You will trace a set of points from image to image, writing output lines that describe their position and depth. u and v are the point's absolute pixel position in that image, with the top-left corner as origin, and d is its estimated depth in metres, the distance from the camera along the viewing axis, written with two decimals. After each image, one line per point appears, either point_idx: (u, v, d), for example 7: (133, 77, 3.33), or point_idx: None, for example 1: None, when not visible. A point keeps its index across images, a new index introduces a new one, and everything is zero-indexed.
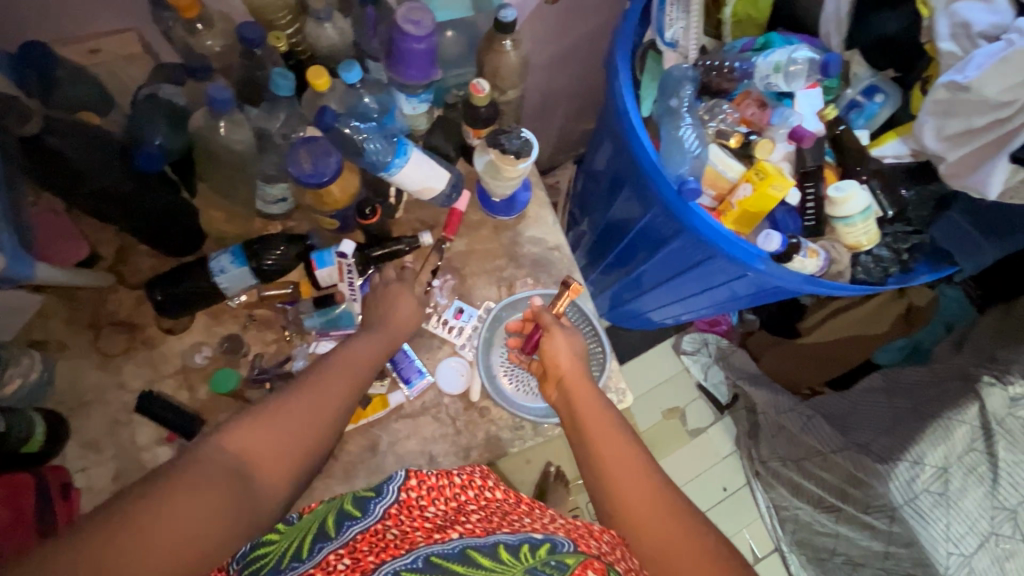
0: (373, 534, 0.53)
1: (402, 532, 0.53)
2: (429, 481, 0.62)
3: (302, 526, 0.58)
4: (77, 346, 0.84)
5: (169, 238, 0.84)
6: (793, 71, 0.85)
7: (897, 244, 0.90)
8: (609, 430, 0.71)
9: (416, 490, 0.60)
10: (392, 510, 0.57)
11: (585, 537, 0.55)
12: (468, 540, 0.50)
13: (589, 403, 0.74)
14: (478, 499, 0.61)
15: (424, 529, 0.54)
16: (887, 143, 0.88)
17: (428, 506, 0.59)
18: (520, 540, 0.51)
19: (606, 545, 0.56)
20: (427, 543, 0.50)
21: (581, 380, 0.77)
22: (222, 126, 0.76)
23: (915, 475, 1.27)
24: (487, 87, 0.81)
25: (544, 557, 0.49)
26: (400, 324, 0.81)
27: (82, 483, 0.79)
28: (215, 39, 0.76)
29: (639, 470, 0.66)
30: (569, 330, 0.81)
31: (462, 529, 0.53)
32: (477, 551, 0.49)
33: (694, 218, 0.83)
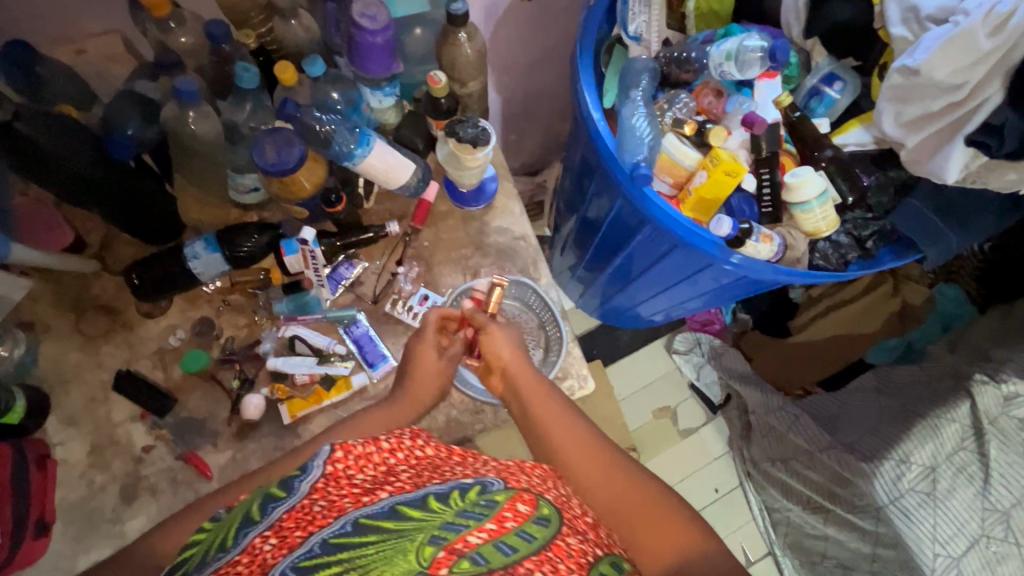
0: (299, 511, 0.46)
1: (331, 503, 0.46)
2: (357, 450, 0.53)
3: (234, 514, 0.48)
4: (60, 327, 0.89)
5: (146, 226, 0.88)
6: (745, 59, 0.85)
7: (857, 231, 0.90)
8: (555, 411, 0.74)
9: (343, 462, 0.51)
10: (320, 483, 0.49)
11: (515, 473, 0.54)
12: (398, 497, 0.47)
13: (533, 390, 0.76)
14: (409, 459, 0.55)
15: (353, 495, 0.48)
16: (849, 130, 0.88)
17: (358, 474, 0.51)
18: (449, 487, 0.48)
19: (537, 478, 0.55)
20: (357, 507, 0.46)
21: (523, 370, 0.78)
22: (190, 116, 0.81)
23: (901, 474, 1.23)
24: (445, 78, 0.84)
25: (474, 499, 0.47)
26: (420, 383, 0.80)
27: (59, 455, 0.83)
28: (187, 36, 0.81)
29: (587, 440, 0.71)
30: (505, 325, 0.82)
31: (391, 488, 0.48)
32: (407, 506, 0.45)
33: (648, 204, 0.84)
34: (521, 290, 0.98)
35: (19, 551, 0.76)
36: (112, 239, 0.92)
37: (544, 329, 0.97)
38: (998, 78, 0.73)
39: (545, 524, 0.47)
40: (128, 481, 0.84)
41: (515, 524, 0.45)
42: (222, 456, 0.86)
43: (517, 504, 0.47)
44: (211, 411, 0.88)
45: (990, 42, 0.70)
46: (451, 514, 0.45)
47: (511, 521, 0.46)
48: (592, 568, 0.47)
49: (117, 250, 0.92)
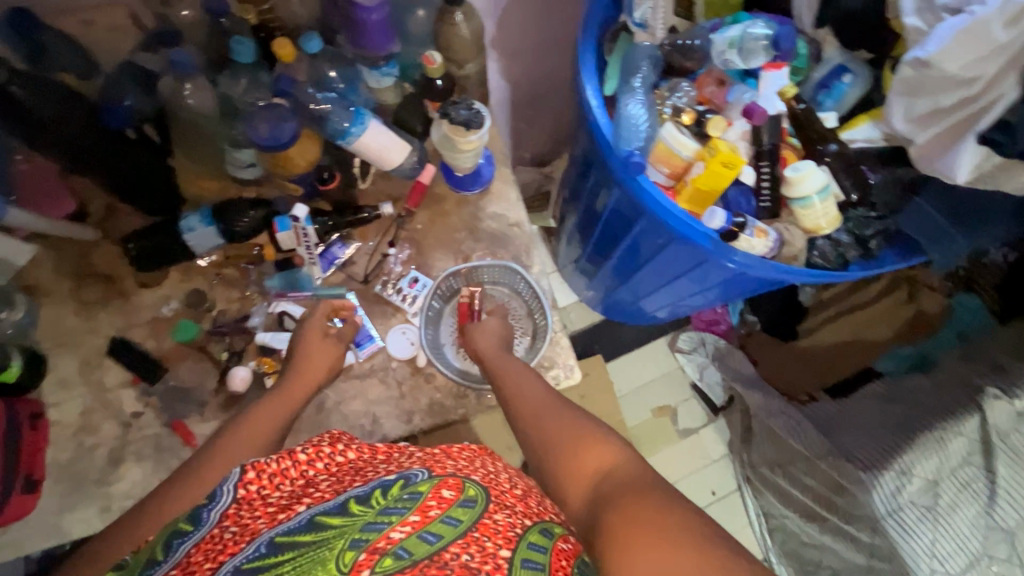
0: (209, 541, 0.47)
1: (242, 528, 0.47)
2: (269, 468, 0.52)
3: (139, 558, 0.49)
4: (59, 293, 0.91)
5: (145, 196, 0.89)
6: (749, 48, 0.84)
7: (859, 230, 0.86)
8: (514, 372, 0.80)
9: (257, 482, 0.51)
10: (231, 509, 0.49)
11: (439, 459, 0.52)
12: (316, 508, 0.47)
13: (498, 359, 0.84)
14: (328, 467, 0.55)
15: (267, 515, 0.48)
16: (858, 126, 0.84)
17: (274, 492, 0.51)
18: (371, 487, 0.48)
19: (462, 460, 0.53)
20: (271, 527, 0.46)
21: (495, 352, 0.85)
22: (188, 89, 0.82)
23: (901, 485, 1.21)
24: (440, 59, 0.83)
25: (396, 494, 0.47)
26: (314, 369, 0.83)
27: (53, 416, 0.86)
28: (187, 9, 0.82)
29: (537, 388, 0.75)
30: (483, 323, 0.90)
31: (309, 500, 0.49)
32: (326, 516, 0.46)
33: (643, 194, 0.83)
34: (510, 276, 0.97)
35: (8, 504, 0.79)
36: (112, 209, 0.94)
37: (533, 317, 0.96)
38: (1013, 72, 0.69)
39: (472, 506, 0.47)
40: (116, 445, 0.86)
41: (439, 511, 0.46)
42: (207, 426, 0.87)
43: (441, 490, 0.47)
44: (199, 381, 0.89)
45: (1006, 34, 0.66)
46: (371, 515, 0.45)
47: (436, 508, 0.46)
48: (522, 539, 0.46)
49: (118, 221, 0.94)
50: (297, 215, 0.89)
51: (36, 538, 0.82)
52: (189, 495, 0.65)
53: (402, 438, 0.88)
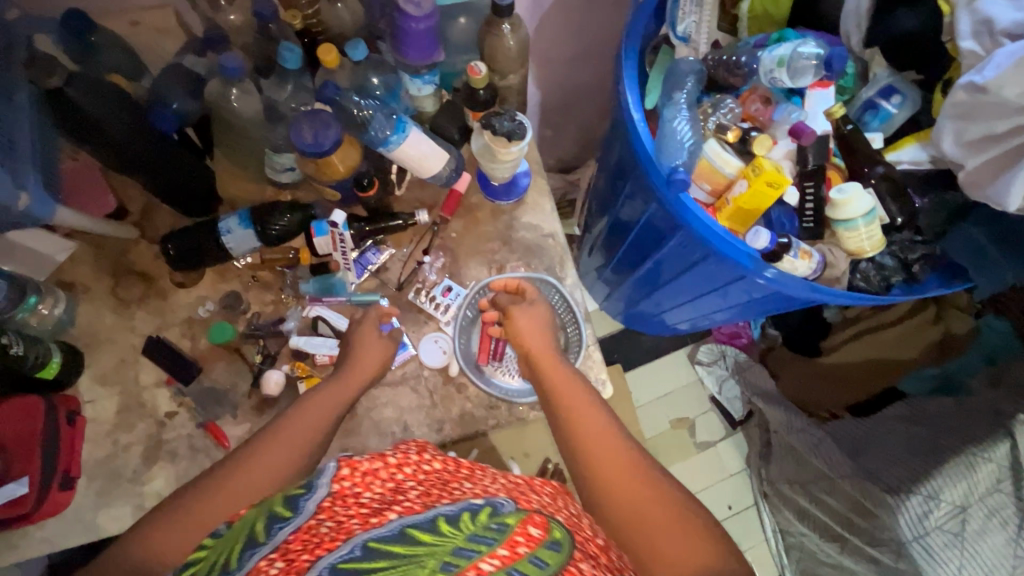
0: (307, 531, 0.48)
1: (338, 524, 0.48)
2: (362, 467, 0.55)
3: (236, 534, 0.51)
4: (97, 290, 0.92)
5: (184, 198, 0.90)
6: (799, 67, 0.81)
7: (904, 254, 0.84)
8: (574, 391, 0.74)
9: (350, 479, 0.54)
10: (325, 503, 0.51)
11: (525, 493, 0.56)
12: (406, 519, 0.47)
13: (555, 369, 0.78)
14: (416, 474, 0.56)
15: (360, 515, 0.49)
16: (904, 147, 0.83)
17: (364, 492, 0.53)
18: (460, 509, 0.49)
19: (546, 497, 0.57)
20: (365, 530, 0.47)
21: (545, 351, 0.80)
22: (234, 94, 0.83)
23: (929, 510, 1.18)
24: (485, 70, 0.84)
25: (484, 522, 0.47)
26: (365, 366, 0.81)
27: (88, 413, 0.86)
28: (236, 13, 0.82)
29: (605, 423, 0.70)
30: (526, 306, 0.85)
31: (400, 508, 0.49)
32: (416, 529, 0.46)
33: (683, 210, 0.82)
34: (543, 287, 0.95)
35: (46, 501, 0.79)
36: (152, 208, 0.95)
37: (564, 330, 0.94)
38: None
39: (558, 549, 0.47)
40: (150, 444, 0.86)
41: (527, 549, 0.45)
42: (240, 428, 0.88)
43: (528, 526, 0.47)
44: (232, 383, 0.90)
45: None
46: (460, 539, 0.45)
47: (524, 546, 0.45)
48: None
49: (157, 220, 0.95)
50: (337, 220, 0.89)
51: (69, 534, 0.82)
52: (259, 459, 0.68)
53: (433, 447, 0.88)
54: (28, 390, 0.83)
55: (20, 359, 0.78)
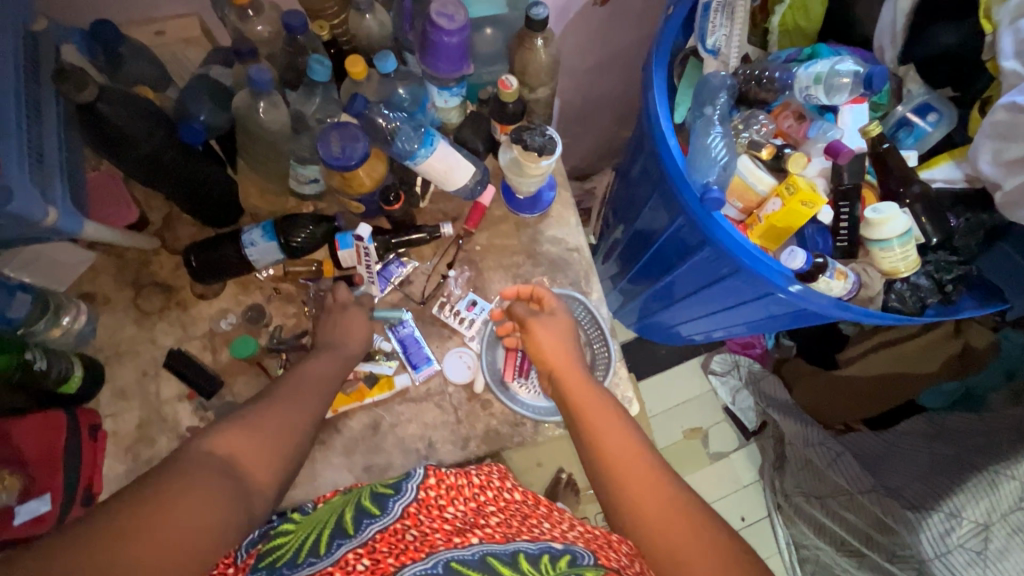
0: (392, 534, 0.55)
1: (423, 534, 0.55)
2: (448, 480, 0.64)
3: (320, 521, 0.60)
4: (118, 301, 0.91)
5: (206, 210, 0.88)
6: (836, 84, 0.80)
7: (939, 274, 0.83)
8: (599, 407, 0.73)
9: (435, 489, 0.62)
10: (411, 509, 0.59)
11: (604, 547, 0.58)
12: (488, 547, 0.52)
13: (579, 387, 0.76)
14: (497, 499, 0.64)
15: (444, 532, 0.55)
16: (938, 165, 0.83)
17: (448, 506, 0.61)
18: (539, 550, 0.53)
19: (624, 557, 0.59)
20: (449, 547, 0.52)
21: (569, 367, 0.79)
22: (261, 106, 0.80)
23: (950, 528, 1.16)
24: (516, 84, 0.82)
25: (563, 569, 0.51)
26: (354, 340, 0.82)
27: (109, 426, 0.85)
28: (264, 25, 0.82)
29: (628, 441, 0.68)
30: (547, 320, 0.84)
31: (481, 534, 0.55)
32: (496, 559, 0.51)
33: (716, 228, 0.80)
34: (568, 302, 0.94)
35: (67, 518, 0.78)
36: (173, 218, 0.94)
37: (590, 346, 0.93)
38: None
39: None
40: None
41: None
42: None
43: None
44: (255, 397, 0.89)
45: None
46: None
47: None
48: None
49: (178, 230, 0.94)
50: (360, 233, 0.87)
51: None
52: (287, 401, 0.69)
53: (458, 464, 0.87)
54: (49, 404, 0.82)
55: (44, 374, 0.77)
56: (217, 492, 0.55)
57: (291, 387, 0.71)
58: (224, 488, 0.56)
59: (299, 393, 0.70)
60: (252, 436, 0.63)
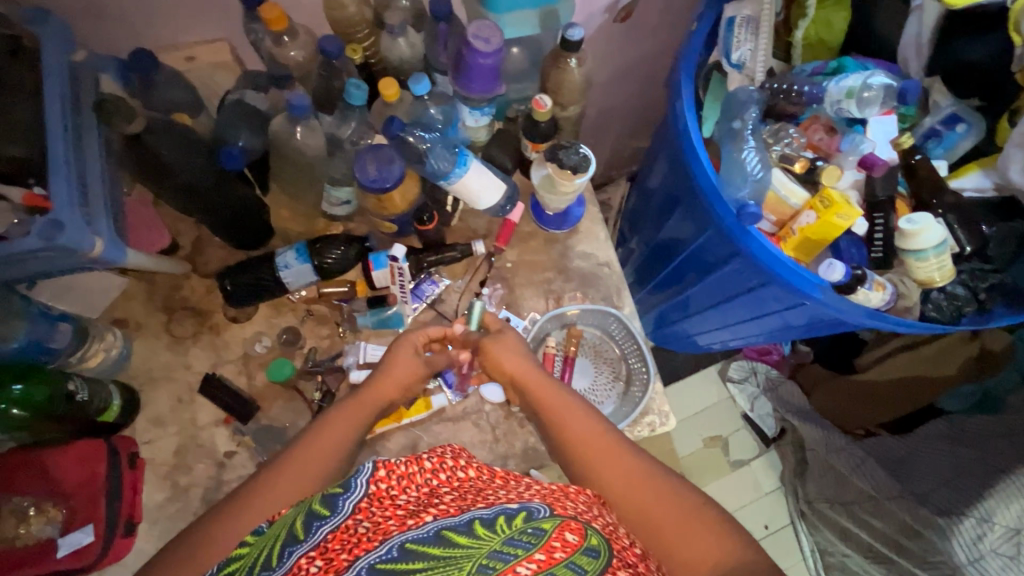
0: (344, 532, 0.48)
1: (375, 524, 0.48)
2: (399, 469, 0.54)
3: (276, 529, 0.52)
4: (150, 326, 0.90)
5: (241, 233, 0.89)
6: (866, 97, 0.82)
7: (974, 282, 0.84)
8: (567, 408, 0.73)
9: (386, 481, 0.53)
10: (363, 503, 0.51)
11: (561, 499, 0.54)
12: (442, 521, 0.48)
13: (548, 398, 0.75)
14: (451, 480, 0.55)
15: (397, 517, 0.49)
16: (967, 174, 0.84)
17: (400, 494, 0.52)
18: (495, 512, 0.49)
19: (583, 504, 0.56)
20: (402, 531, 0.47)
21: (533, 378, 0.77)
22: (298, 131, 0.81)
23: (982, 533, 1.13)
24: (550, 103, 0.83)
25: (521, 525, 0.48)
26: (376, 391, 0.76)
27: (147, 454, 0.85)
28: (298, 49, 0.83)
29: (599, 438, 0.69)
30: (500, 336, 0.81)
31: (435, 511, 0.49)
32: (452, 532, 0.47)
33: (751, 242, 0.82)
34: (603, 318, 0.95)
35: (110, 549, 0.77)
36: (203, 242, 0.94)
37: (627, 361, 0.95)
38: None
39: (595, 555, 0.48)
40: (211, 485, 0.85)
41: (564, 554, 0.46)
42: None
43: (565, 532, 0.48)
44: (292, 420, 0.89)
45: None
46: (498, 543, 0.46)
47: (560, 551, 0.46)
48: None
49: (208, 254, 0.94)
50: (394, 257, 0.87)
51: None
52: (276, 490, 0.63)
53: None
54: (86, 433, 0.81)
55: (85, 404, 0.77)
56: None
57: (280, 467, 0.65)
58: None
59: (286, 478, 0.64)
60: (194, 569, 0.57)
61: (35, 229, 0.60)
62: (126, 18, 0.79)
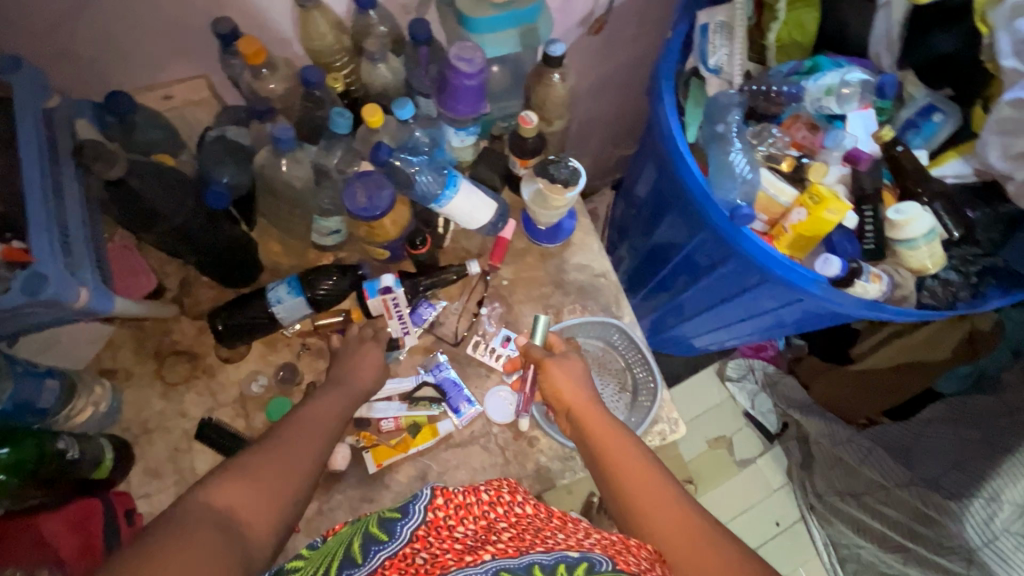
0: (401, 560, 0.47)
1: (433, 556, 0.46)
2: (457, 498, 0.52)
3: (332, 547, 0.52)
4: (140, 374, 0.87)
5: (231, 270, 0.87)
6: (845, 93, 0.84)
7: (965, 267, 0.86)
8: (625, 448, 0.69)
9: (444, 509, 0.52)
10: (421, 532, 0.50)
11: (623, 553, 0.49)
12: (502, 562, 0.44)
13: (610, 438, 0.71)
14: (509, 516, 0.52)
15: (455, 551, 0.46)
16: (946, 162, 0.85)
17: (458, 526, 0.50)
18: (555, 559, 0.44)
19: (644, 561, 0.51)
20: (460, 567, 0.43)
21: (592, 411, 0.74)
22: (284, 163, 0.80)
23: (992, 513, 1.16)
24: (535, 118, 0.83)
25: None
26: (360, 380, 0.79)
27: (145, 508, 0.82)
28: (277, 82, 0.82)
29: (659, 487, 0.64)
30: (563, 359, 0.80)
31: (493, 549, 0.46)
32: None
33: (745, 242, 0.82)
34: (604, 329, 0.95)
35: None
36: (191, 283, 0.92)
37: (632, 371, 0.95)
38: None
39: None
40: None
41: None
42: (307, 508, 0.82)
43: None
44: None
45: None
46: None
47: None
48: None
49: (197, 294, 0.91)
50: (387, 288, 0.87)
51: None
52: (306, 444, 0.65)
53: None
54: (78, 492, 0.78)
55: (77, 461, 0.74)
56: (213, 545, 0.50)
57: (303, 414, 0.69)
58: (216, 539, 0.51)
59: (306, 438, 0.66)
60: (253, 481, 0.58)
61: (14, 285, 0.57)
62: (99, 61, 0.78)
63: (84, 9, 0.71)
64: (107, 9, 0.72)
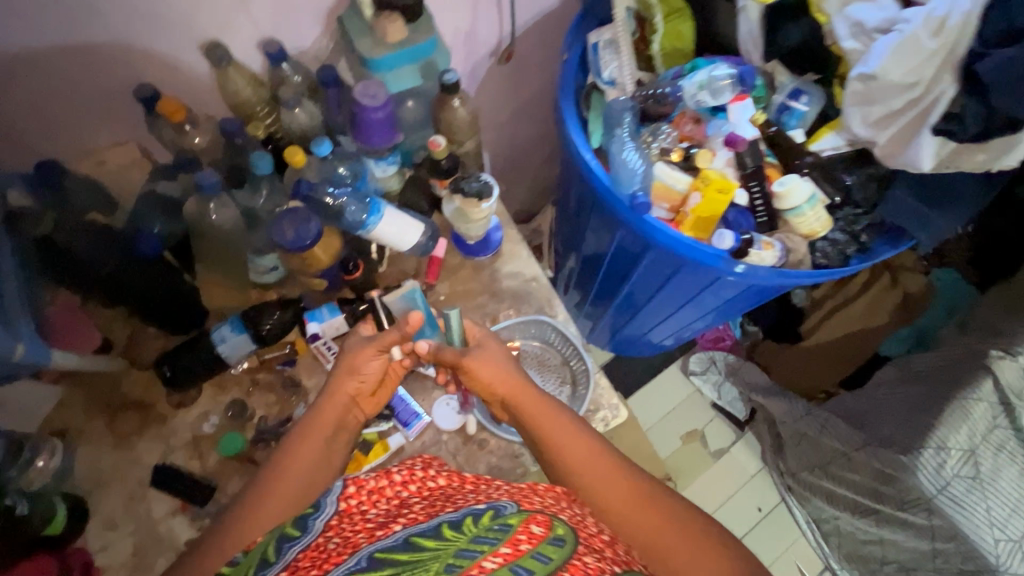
0: (314, 549, 0.49)
1: (344, 539, 0.49)
2: (369, 485, 0.55)
3: (250, 559, 0.51)
4: (92, 430, 0.89)
5: (175, 317, 0.91)
6: (716, 87, 0.96)
7: (851, 226, 0.96)
8: (559, 423, 0.74)
9: (357, 496, 0.54)
10: (333, 521, 0.52)
11: (527, 495, 0.54)
12: (410, 528, 0.47)
13: (539, 410, 0.75)
14: (421, 490, 0.56)
15: (367, 530, 0.50)
16: (823, 137, 0.94)
17: (371, 509, 0.54)
18: (462, 514, 0.48)
19: (549, 498, 0.55)
20: (371, 542, 0.47)
21: (526, 394, 0.77)
22: (211, 206, 0.87)
23: (942, 461, 1.12)
24: (445, 141, 0.93)
25: (487, 523, 0.47)
26: (339, 393, 0.78)
27: (103, 560, 0.82)
28: (201, 135, 0.90)
29: (593, 454, 0.70)
30: (483, 352, 0.82)
31: (405, 519, 0.49)
32: (420, 537, 0.46)
33: (648, 228, 0.90)
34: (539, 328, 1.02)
35: None
36: (138, 336, 0.95)
37: (570, 364, 1.01)
38: (948, 74, 0.78)
39: (561, 544, 0.46)
40: None
41: (530, 545, 0.44)
42: None
43: (531, 525, 0.47)
44: None
45: (935, 41, 0.76)
46: (465, 540, 0.44)
47: (527, 542, 0.45)
48: None
49: (144, 345, 0.94)
50: (313, 334, 0.92)
51: None
52: (264, 504, 0.66)
53: None
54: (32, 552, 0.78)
55: (25, 518, 0.75)
56: None
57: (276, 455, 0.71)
58: None
59: (274, 496, 0.66)
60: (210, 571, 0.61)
61: None
62: (27, 133, 0.84)
63: (7, 88, 0.77)
64: (33, 86, 0.79)
